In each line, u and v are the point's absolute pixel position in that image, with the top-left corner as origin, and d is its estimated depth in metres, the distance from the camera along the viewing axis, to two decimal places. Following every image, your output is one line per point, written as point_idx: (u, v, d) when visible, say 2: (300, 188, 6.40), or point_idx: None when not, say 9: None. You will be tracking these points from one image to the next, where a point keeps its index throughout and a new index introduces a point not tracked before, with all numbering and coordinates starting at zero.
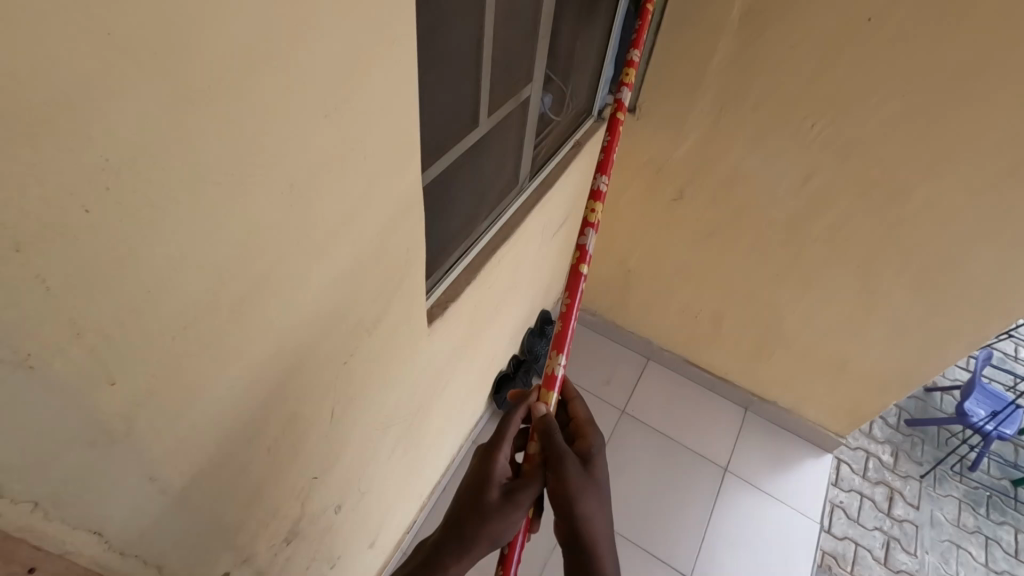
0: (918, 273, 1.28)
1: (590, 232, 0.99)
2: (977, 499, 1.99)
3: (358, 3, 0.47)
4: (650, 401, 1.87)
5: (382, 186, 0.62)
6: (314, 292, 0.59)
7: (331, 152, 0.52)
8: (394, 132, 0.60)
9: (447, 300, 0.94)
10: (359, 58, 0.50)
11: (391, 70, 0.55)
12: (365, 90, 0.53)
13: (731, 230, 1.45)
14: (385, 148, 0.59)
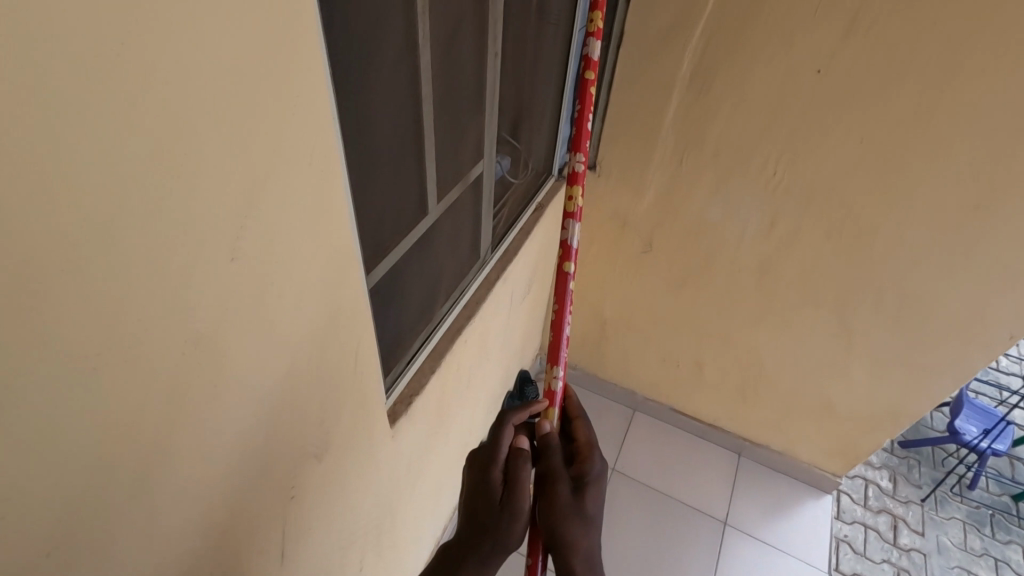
0: (894, 313, 1.23)
1: (571, 222, 0.83)
2: (982, 520, 1.86)
3: (264, 132, 0.42)
4: (640, 455, 1.79)
5: (314, 308, 0.55)
6: (242, 443, 0.50)
7: (248, 293, 0.45)
8: (322, 249, 0.54)
9: (410, 394, 0.88)
10: (270, 187, 0.44)
11: (311, 190, 0.49)
12: (282, 219, 0.46)
13: (700, 282, 1.39)
14: (313, 269, 0.53)
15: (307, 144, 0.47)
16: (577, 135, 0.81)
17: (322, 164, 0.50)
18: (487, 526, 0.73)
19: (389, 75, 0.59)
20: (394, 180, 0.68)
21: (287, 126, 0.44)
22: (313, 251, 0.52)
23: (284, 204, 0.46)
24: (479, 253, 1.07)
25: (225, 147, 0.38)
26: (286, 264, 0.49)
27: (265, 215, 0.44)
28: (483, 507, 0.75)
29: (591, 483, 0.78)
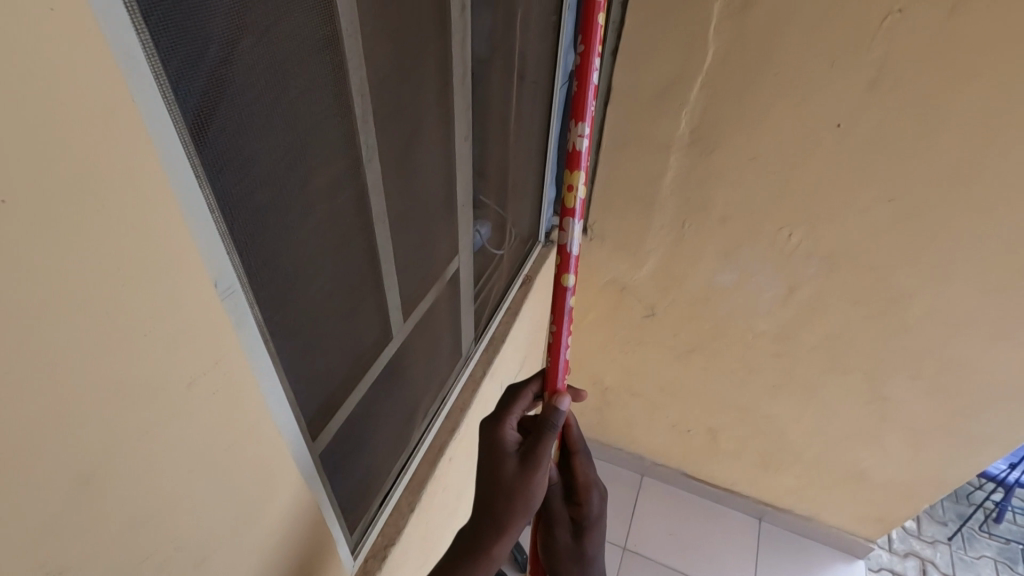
0: (931, 381, 1.09)
1: (569, 221, 0.67)
2: (1014, 556, 1.65)
3: (97, 377, 0.27)
4: (653, 528, 1.60)
5: (230, 543, 0.40)
6: None
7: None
8: (237, 470, 0.38)
9: (385, 545, 0.72)
10: (125, 444, 0.29)
11: (204, 414, 0.34)
12: (155, 470, 0.31)
13: (710, 348, 1.25)
14: (222, 503, 0.38)
15: (186, 358, 0.32)
16: (577, 97, 0.61)
17: (220, 370, 0.34)
18: (488, 526, 0.64)
19: (326, 198, 0.44)
20: (345, 319, 0.52)
21: (138, 354, 0.28)
22: (216, 482, 0.37)
23: (151, 454, 0.31)
24: (460, 350, 0.92)
25: (15, 441, 0.24)
26: (164, 525, 0.33)
27: (115, 487, 0.29)
28: (485, 500, 0.65)
29: (591, 524, 0.72)
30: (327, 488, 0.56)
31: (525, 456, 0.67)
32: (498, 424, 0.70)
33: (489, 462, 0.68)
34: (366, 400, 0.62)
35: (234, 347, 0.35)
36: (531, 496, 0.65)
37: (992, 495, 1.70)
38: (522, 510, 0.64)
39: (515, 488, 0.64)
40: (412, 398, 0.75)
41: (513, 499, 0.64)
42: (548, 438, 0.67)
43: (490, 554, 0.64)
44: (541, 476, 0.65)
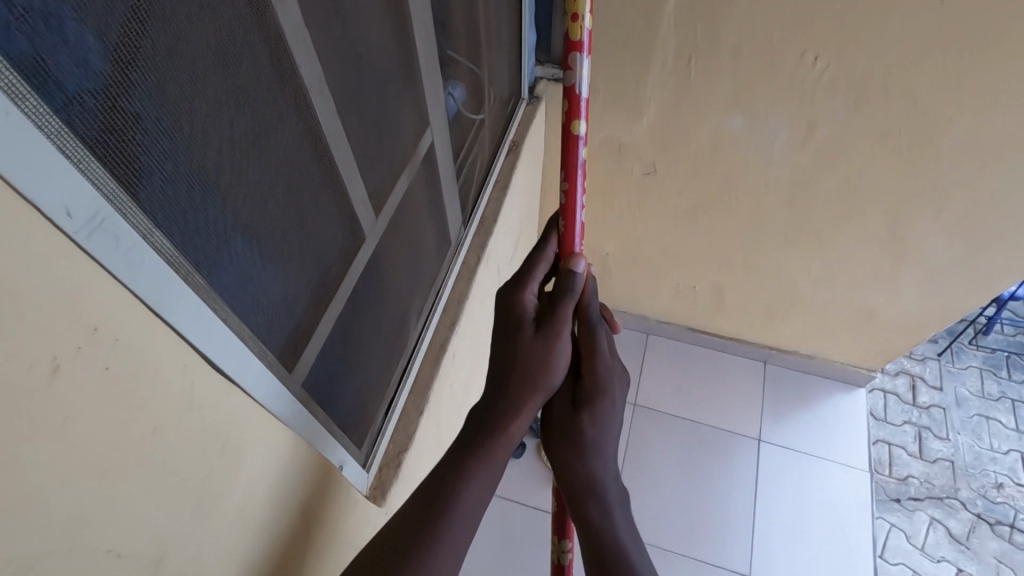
0: (957, 216, 1.01)
1: (576, 58, 0.57)
2: (998, 363, 1.69)
3: None
4: (661, 383, 1.60)
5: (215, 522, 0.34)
6: None
7: None
8: (201, 451, 0.31)
9: (397, 452, 0.68)
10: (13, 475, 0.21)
11: (128, 403, 0.26)
12: (83, 489, 0.24)
13: (719, 202, 1.15)
14: (189, 494, 0.31)
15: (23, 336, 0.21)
16: None
17: (102, 339, 0.24)
18: (506, 402, 0.56)
19: (226, 68, 0.30)
20: (298, 233, 0.41)
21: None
22: (167, 476, 0.29)
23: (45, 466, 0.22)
24: (449, 238, 0.82)
25: None
26: (85, 550, 0.25)
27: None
28: (502, 374, 0.57)
29: (596, 395, 0.59)
30: (319, 416, 0.49)
31: (541, 327, 0.58)
32: (517, 288, 0.61)
33: (506, 331, 0.59)
34: (347, 316, 0.53)
35: (112, 307, 0.24)
36: (551, 368, 0.57)
37: (984, 309, 1.70)
38: (541, 385, 0.57)
39: (534, 358, 0.57)
40: (401, 300, 0.67)
41: (529, 375, 0.57)
42: (569, 304, 0.59)
43: (510, 433, 0.55)
44: (562, 346, 0.58)
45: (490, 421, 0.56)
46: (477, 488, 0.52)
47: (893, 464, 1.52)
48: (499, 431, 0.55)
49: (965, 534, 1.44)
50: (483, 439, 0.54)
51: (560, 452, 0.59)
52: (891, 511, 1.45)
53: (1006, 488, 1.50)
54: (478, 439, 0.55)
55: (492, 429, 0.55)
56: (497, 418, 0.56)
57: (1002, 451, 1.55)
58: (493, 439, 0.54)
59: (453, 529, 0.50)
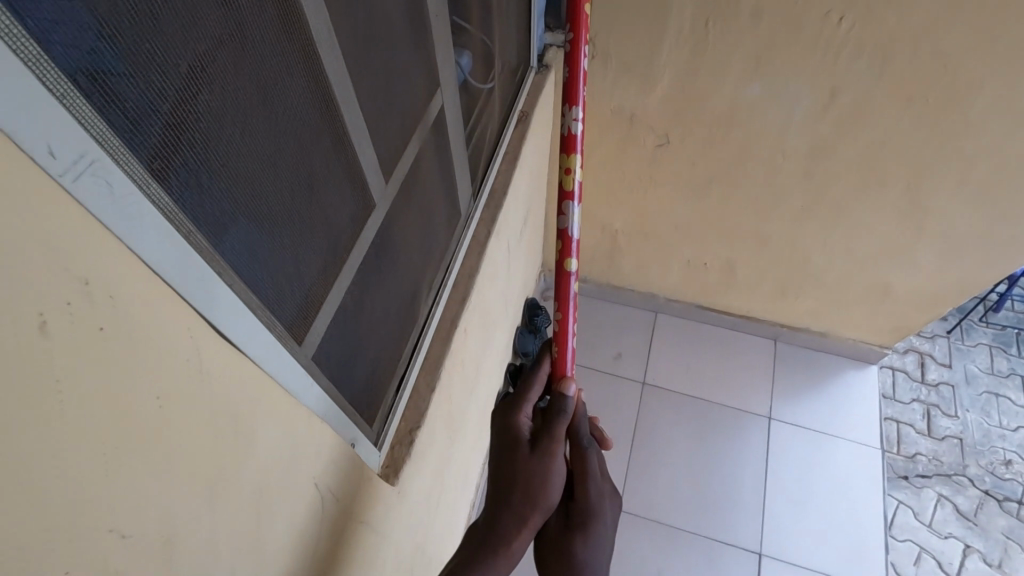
0: (980, 184, 0.98)
1: (569, 205, 0.67)
2: (1008, 340, 1.67)
3: None
4: (670, 362, 1.58)
5: (240, 496, 0.32)
6: None
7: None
8: (213, 418, 0.28)
9: (409, 429, 0.66)
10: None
11: (127, 365, 0.23)
12: (82, 455, 0.21)
13: (734, 174, 1.11)
14: (206, 466, 0.28)
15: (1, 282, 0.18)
16: (569, 84, 0.64)
17: (97, 294, 0.21)
18: (504, 521, 0.56)
19: (225, 11, 0.27)
20: (305, 198, 0.38)
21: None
22: (180, 445, 0.26)
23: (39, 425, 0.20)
24: (459, 211, 0.79)
25: None
26: (89, 524, 0.22)
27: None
28: (501, 492, 0.58)
29: (590, 517, 0.59)
30: (330, 390, 0.47)
31: (538, 444, 0.60)
32: (514, 409, 0.64)
33: (503, 452, 0.61)
34: (357, 287, 0.51)
35: (104, 259, 0.21)
36: (547, 488, 0.57)
37: (995, 286, 1.66)
38: (539, 505, 0.57)
39: (531, 478, 0.58)
40: (412, 273, 0.64)
41: (526, 492, 0.57)
42: (563, 424, 0.61)
43: (508, 554, 0.56)
44: (558, 466, 0.59)
45: (487, 543, 0.56)
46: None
47: (902, 441, 1.50)
48: (496, 554, 0.55)
49: (973, 511, 1.43)
50: (481, 560, 0.55)
51: (555, 574, 0.58)
52: (900, 488, 1.44)
53: (1015, 465, 1.48)
54: (475, 563, 0.55)
55: (491, 549, 0.56)
56: (496, 535, 0.56)
57: (1012, 428, 1.53)
58: (490, 560, 0.55)
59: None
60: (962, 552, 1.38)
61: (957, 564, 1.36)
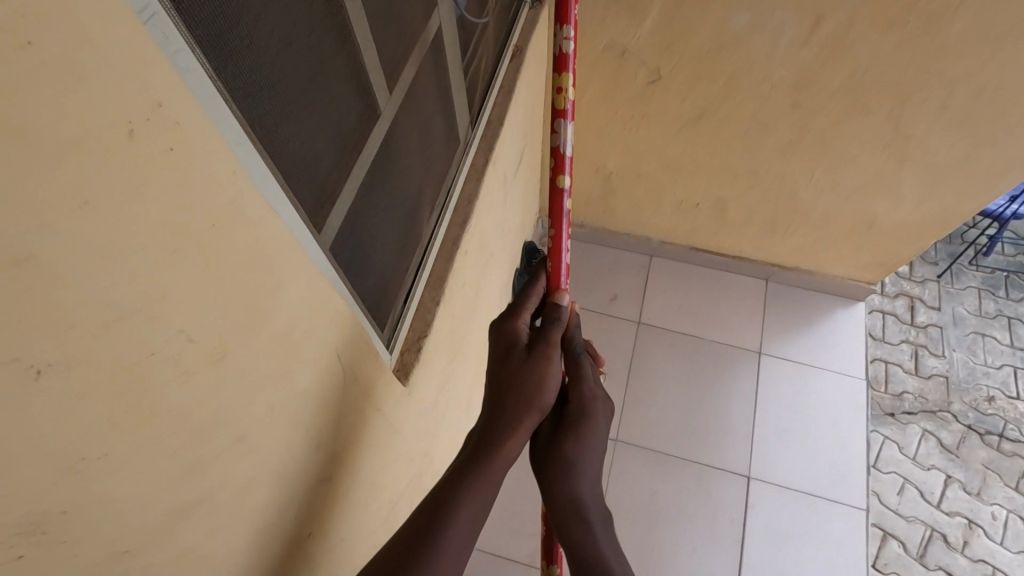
0: (961, 108, 1.01)
1: (561, 124, 0.70)
2: (997, 283, 1.71)
3: (23, 124, 0.19)
4: (663, 302, 1.60)
5: (268, 339, 0.37)
6: (230, 521, 0.37)
7: (143, 381, 0.27)
8: (251, 260, 0.33)
9: (417, 336, 0.71)
10: (106, 216, 0.23)
11: (187, 192, 0.27)
12: (157, 260, 0.26)
13: (723, 109, 1.15)
14: (244, 299, 0.33)
15: (99, 87, 0.22)
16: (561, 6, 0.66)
17: (163, 116, 0.25)
18: (506, 422, 0.60)
19: None
20: (317, 88, 0.42)
21: (14, 63, 0.18)
22: (228, 274, 0.31)
23: (129, 226, 0.24)
24: (456, 137, 0.82)
25: None
26: (159, 319, 0.27)
27: (62, 263, 0.22)
28: (502, 393, 0.62)
29: (583, 415, 0.64)
30: (344, 280, 0.51)
31: (537, 347, 0.64)
32: (512, 318, 0.68)
33: (505, 354, 0.65)
34: (364, 190, 0.55)
35: (173, 89, 0.25)
36: (545, 387, 0.62)
37: (985, 231, 1.70)
38: (536, 405, 0.62)
39: (530, 381, 0.62)
40: (413, 187, 0.69)
41: (526, 392, 0.62)
42: (557, 333, 0.66)
43: (509, 447, 0.60)
44: (555, 367, 0.63)
45: (490, 439, 0.60)
46: (478, 498, 0.55)
47: (890, 381, 1.55)
48: (498, 445, 0.59)
49: (955, 444, 1.48)
50: (487, 449, 0.59)
51: (549, 469, 0.63)
52: (885, 424, 1.49)
53: (997, 401, 1.53)
54: (480, 456, 0.58)
55: (494, 443, 0.59)
56: (498, 433, 0.60)
57: (996, 366, 1.58)
58: (497, 452, 0.59)
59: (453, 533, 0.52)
60: (943, 482, 1.43)
61: (938, 493, 1.42)
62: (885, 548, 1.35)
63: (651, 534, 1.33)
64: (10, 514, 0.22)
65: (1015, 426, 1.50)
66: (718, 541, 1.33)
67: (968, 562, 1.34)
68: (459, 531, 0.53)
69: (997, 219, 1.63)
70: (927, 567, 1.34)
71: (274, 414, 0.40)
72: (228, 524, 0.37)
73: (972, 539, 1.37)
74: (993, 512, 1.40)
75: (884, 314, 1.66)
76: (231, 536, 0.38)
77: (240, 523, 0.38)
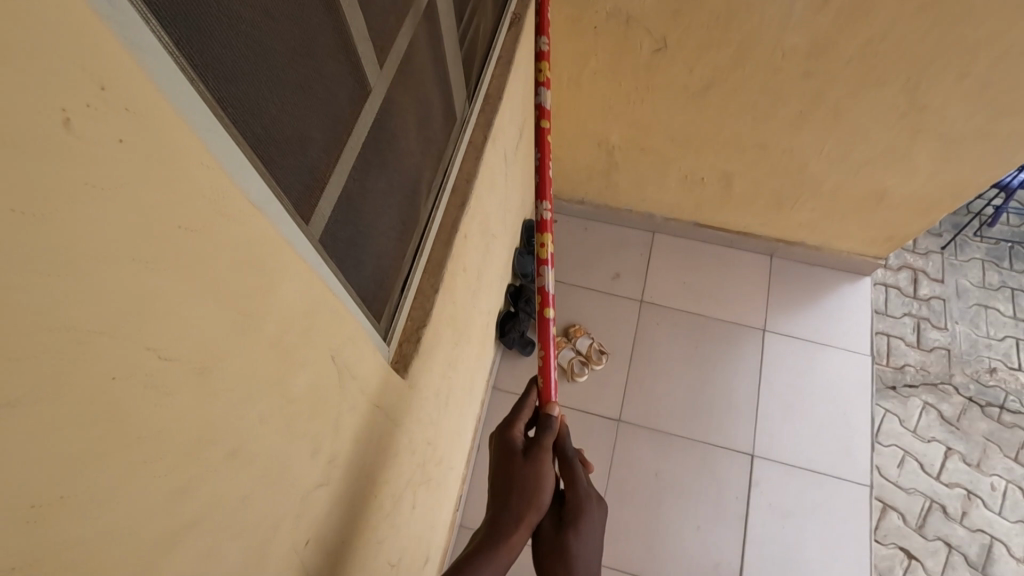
0: (982, 76, 0.97)
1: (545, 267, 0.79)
2: (1001, 254, 1.68)
3: None
4: (665, 280, 1.56)
5: (259, 344, 0.34)
6: (227, 540, 0.34)
7: (111, 406, 0.24)
8: (234, 260, 0.30)
9: (417, 327, 0.68)
10: (47, 222, 0.19)
11: (149, 190, 0.23)
12: (119, 270, 0.22)
13: (732, 80, 1.10)
14: (228, 304, 0.30)
15: (24, 67, 0.18)
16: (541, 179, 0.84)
17: (110, 101, 0.21)
18: (504, 521, 0.57)
19: None
20: (303, 63, 0.38)
21: None
22: (206, 280, 0.28)
23: (77, 232, 0.20)
24: (453, 113, 0.77)
25: None
26: (126, 336, 0.24)
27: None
28: (499, 494, 0.60)
29: (582, 510, 0.61)
30: (338, 273, 0.48)
31: (531, 449, 0.63)
32: (507, 426, 0.67)
33: (500, 460, 0.63)
34: (357, 173, 0.51)
35: (128, 70, 0.21)
36: (542, 486, 0.60)
37: (991, 201, 1.66)
38: (535, 505, 0.59)
39: (526, 479, 0.60)
40: (411, 169, 0.64)
41: (523, 491, 0.59)
42: (551, 435, 0.65)
43: (508, 549, 0.56)
44: (550, 466, 0.62)
45: (487, 541, 0.56)
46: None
47: (891, 355, 1.53)
48: (496, 551, 0.55)
49: (955, 416, 1.46)
50: (485, 554, 0.55)
51: (551, 572, 0.59)
52: (887, 398, 1.48)
53: (999, 372, 1.51)
54: (476, 559, 0.55)
55: (492, 548, 0.55)
56: (496, 535, 0.56)
57: (998, 338, 1.56)
58: (496, 550, 0.55)
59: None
60: (943, 453, 1.42)
61: (938, 465, 1.41)
62: (884, 520, 1.35)
63: (655, 514, 1.32)
64: None
65: (1016, 398, 1.48)
66: (722, 518, 1.32)
67: (967, 532, 1.34)
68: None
69: (1004, 189, 1.58)
70: (926, 538, 1.33)
71: (268, 424, 0.37)
72: (225, 543, 0.34)
73: (971, 510, 1.36)
74: (992, 483, 1.39)
75: (886, 287, 1.63)
76: (227, 557, 0.35)
77: (237, 542, 0.36)
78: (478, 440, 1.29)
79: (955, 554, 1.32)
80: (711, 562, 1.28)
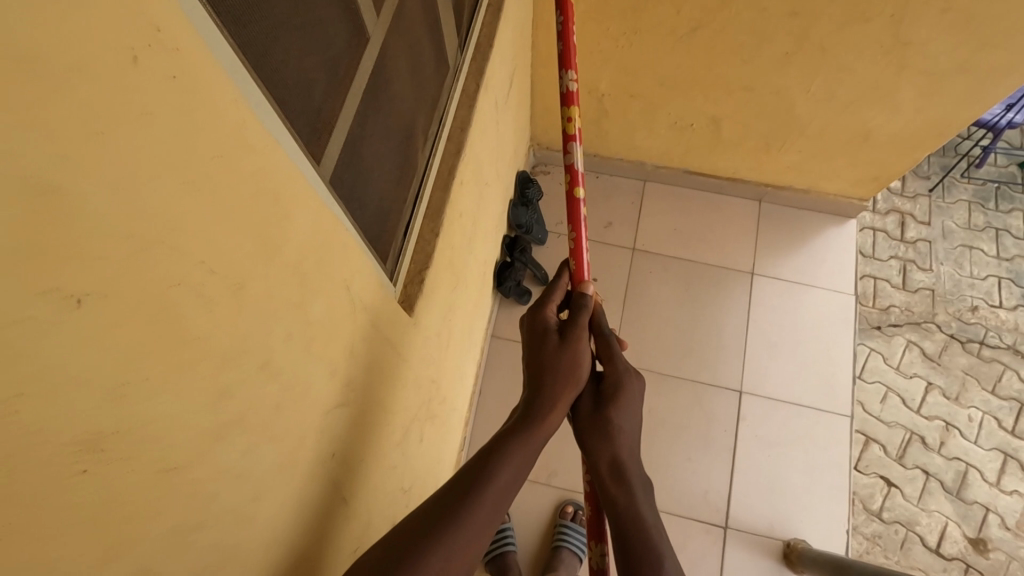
0: (965, 10, 0.99)
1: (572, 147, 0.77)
2: (987, 195, 1.72)
3: (44, 45, 0.20)
4: (658, 227, 1.60)
5: (282, 270, 0.38)
6: (266, 439, 0.40)
7: (178, 305, 0.29)
8: (260, 191, 0.34)
9: (419, 267, 0.72)
10: (123, 145, 0.24)
11: (194, 121, 0.27)
12: (177, 193, 0.27)
13: (719, 20, 1.11)
14: (257, 231, 0.34)
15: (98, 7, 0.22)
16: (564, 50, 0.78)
17: (165, 41, 0.25)
18: (542, 399, 0.62)
19: None
20: (307, 10, 0.41)
21: None
22: (242, 205, 0.32)
23: (144, 157, 0.25)
24: (447, 62, 0.79)
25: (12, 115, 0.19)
26: (184, 250, 0.28)
27: (94, 193, 0.23)
28: (538, 375, 0.64)
29: (619, 388, 0.67)
30: (345, 212, 0.52)
31: (566, 332, 0.67)
32: (539, 310, 0.70)
33: (536, 341, 0.67)
34: (358, 119, 0.54)
35: (172, 16, 0.25)
36: (579, 366, 0.65)
37: (979, 142, 1.69)
38: (572, 383, 0.64)
39: (561, 360, 0.64)
40: (407, 116, 0.68)
41: (560, 372, 0.64)
42: (585, 316, 0.68)
43: (547, 423, 0.61)
44: (586, 349, 0.66)
45: (527, 414, 0.61)
46: (518, 461, 0.56)
47: (878, 296, 1.58)
48: (538, 423, 0.60)
49: (937, 353, 1.53)
50: (527, 426, 0.59)
51: (591, 442, 0.65)
52: (872, 337, 1.54)
53: (980, 311, 1.57)
54: (521, 425, 0.59)
55: (532, 419, 0.60)
56: (537, 408, 0.61)
57: (980, 277, 1.61)
58: (536, 423, 0.60)
59: (492, 496, 0.53)
60: (924, 388, 1.50)
61: (918, 400, 1.48)
62: (866, 451, 1.43)
63: (650, 448, 1.40)
64: (70, 430, 0.24)
65: (996, 334, 1.55)
66: (712, 451, 1.41)
67: (943, 461, 1.43)
68: (495, 493, 0.53)
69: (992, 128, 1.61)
70: (905, 466, 1.42)
71: (295, 342, 0.42)
72: (263, 441, 0.39)
73: (948, 440, 1.45)
74: (969, 414, 1.47)
75: (874, 230, 1.68)
76: (267, 455, 0.40)
77: (271, 444, 0.41)
78: (478, 388, 1.36)
79: (931, 480, 1.41)
80: (701, 490, 1.37)
